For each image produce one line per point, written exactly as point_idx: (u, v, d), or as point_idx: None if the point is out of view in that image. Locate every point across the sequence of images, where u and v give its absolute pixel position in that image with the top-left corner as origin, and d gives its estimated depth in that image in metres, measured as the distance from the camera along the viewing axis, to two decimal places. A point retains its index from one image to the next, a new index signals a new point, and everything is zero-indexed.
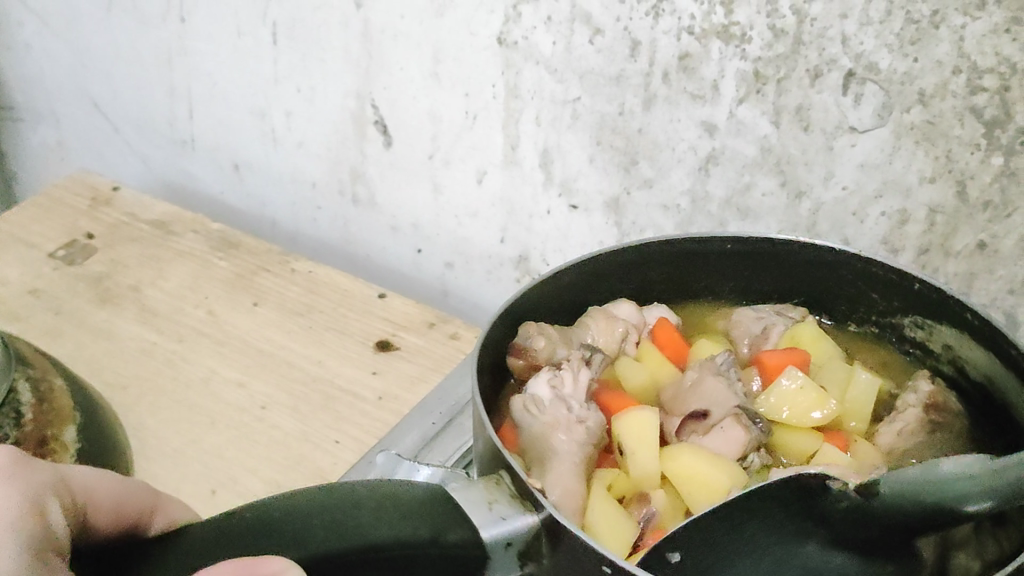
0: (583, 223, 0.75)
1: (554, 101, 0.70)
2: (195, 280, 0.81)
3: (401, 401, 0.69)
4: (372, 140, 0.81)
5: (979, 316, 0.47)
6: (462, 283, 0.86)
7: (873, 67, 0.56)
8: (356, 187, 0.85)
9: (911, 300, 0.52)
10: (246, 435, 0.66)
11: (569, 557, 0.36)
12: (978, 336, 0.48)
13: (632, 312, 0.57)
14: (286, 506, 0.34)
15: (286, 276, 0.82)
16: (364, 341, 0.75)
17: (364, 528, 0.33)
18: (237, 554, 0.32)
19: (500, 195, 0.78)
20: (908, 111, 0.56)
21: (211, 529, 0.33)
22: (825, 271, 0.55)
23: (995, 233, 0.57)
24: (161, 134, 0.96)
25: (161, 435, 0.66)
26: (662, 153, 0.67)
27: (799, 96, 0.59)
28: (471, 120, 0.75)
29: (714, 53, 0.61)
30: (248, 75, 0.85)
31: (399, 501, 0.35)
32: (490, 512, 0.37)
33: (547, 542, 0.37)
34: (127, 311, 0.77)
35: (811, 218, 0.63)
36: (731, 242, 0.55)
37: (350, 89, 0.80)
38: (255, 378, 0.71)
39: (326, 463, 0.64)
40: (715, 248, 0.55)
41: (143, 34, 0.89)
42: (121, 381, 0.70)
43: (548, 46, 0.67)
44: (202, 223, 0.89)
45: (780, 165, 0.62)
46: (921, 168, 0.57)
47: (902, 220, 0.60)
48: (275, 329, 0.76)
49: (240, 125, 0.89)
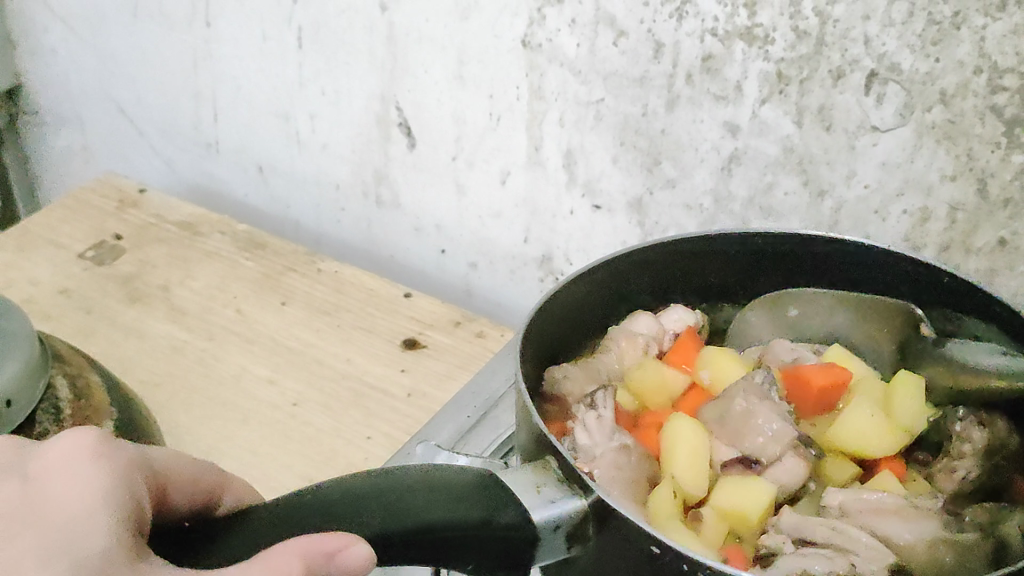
0: (607, 223, 0.76)
1: (578, 102, 0.71)
2: (223, 280, 0.82)
3: (430, 398, 0.70)
4: (396, 142, 0.83)
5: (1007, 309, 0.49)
6: (486, 284, 0.87)
7: (895, 67, 0.57)
8: (380, 189, 0.87)
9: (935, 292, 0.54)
10: (279, 431, 0.67)
11: (614, 538, 0.37)
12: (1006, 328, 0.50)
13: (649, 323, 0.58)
14: (343, 488, 0.35)
15: (313, 276, 0.84)
16: (391, 340, 0.77)
17: (418, 510, 0.35)
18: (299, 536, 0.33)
19: (523, 196, 0.79)
20: (930, 111, 0.57)
21: (273, 511, 0.34)
22: (855, 268, 0.57)
23: (1015, 231, 0.58)
24: (186, 138, 0.97)
25: (194, 431, 0.67)
26: (685, 153, 0.68)
27: (822, 96, 0.60)
28: (494, 122, 0.76)
29: (737, 54, 0.62)
30: (273, 79, 0.86)
31: (451, 483, 0.36)
32: (537, 494, 0.38)
33: (595, 525, 0.38)
34: (156, 310, 0.78)
35: (833, 217, 0.65)
36: (761, 239, 0.57)
37: (375, 92, 0.81)
38: (285, 376, 0.73)
39: (358, 458, 0.65)
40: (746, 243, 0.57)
41: (169, 39, 0.91)
42: (153, 378, 0.72)
43: (572, 49, 0.69)
44: (228, 225, 0.90)
45: (802, 165, 0.64)
46: (942, 166, 0.58)
47: (923, 219, 0.61)
48: (304, 328, 0.78)
49: (264, 129, 0.90)
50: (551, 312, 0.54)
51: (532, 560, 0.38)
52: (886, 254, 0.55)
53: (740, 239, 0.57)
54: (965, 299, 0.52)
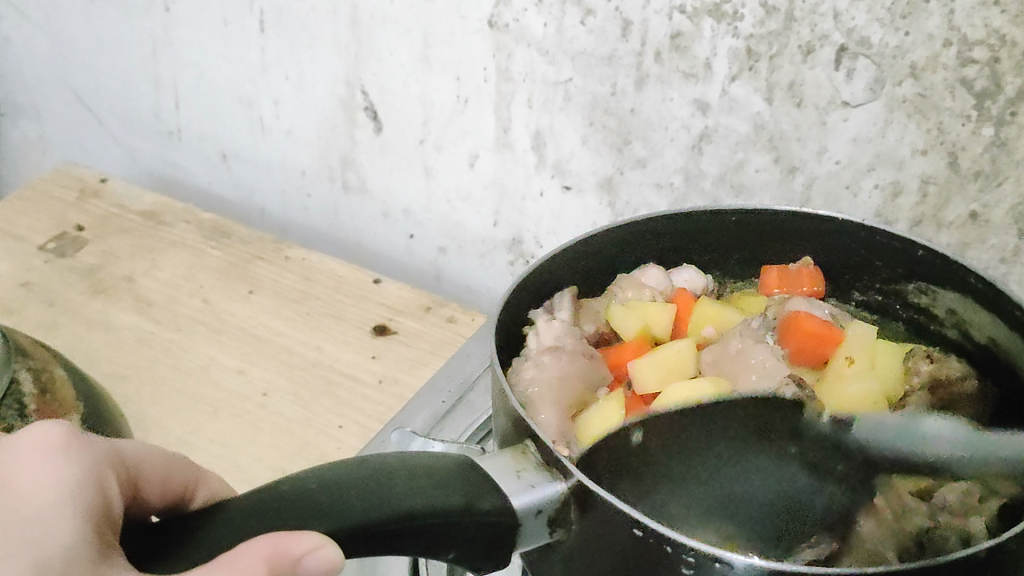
0: (577, 204, 0.75)
1: (546, 82, 0.70)
2: (189, 270, 0.81)
3: (402, 384, 0.70)
4: (362, 126, 0.81)
5: (983, 282, 0.49)
6: (455, 268, 0.86)
7: (865, 41, 0.56)
8: (347, 174, 0.86)
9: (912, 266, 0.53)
10: (249, 422, 0.66)
11: (596, 521, 0.37)
12: (982, 300, 0.49)
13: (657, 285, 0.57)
14: (320, 477, 0.34)
15: (280, 264, 0.82)
16: (361, 326, 0.76)
17: (398, 497, 0.34)
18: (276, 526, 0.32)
19: (492, 178, 0.78)
20: (900, 85, 0.57)
21: (249, 501, 0.33)
22: (834, 242, 0.56)
23: (986, 204, 0.58)
24: (147, 126, 0.96)
25: (163, 424, 0.66)
26: (655, 132, 0.68)
27: (792, 72, 0.60)
28: (462, 104, 0.75)
29: (706, 31, 0.61)
30: (234, 64, 0.85)
31: (430, 471, 0.35)
32: (519, 481, 0.37)
33: (572, 509, 0.37)
34: (122, 302, 0.77)
35: (805, 193, 0.64)
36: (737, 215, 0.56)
37: (339, 76, 0.80)
38: (255, 365, 0.71)
39: (330, 447, 0.64)
40: (721, 220, 0.56)
41: (127, 25, 0.89)
42: (120, 371, 0.70)
43: (539, 28, 0.68)
44: (192, 214, 0.89)
45: (773, 141, 0.63)
46: (913, 141, 0.58)
47: (895, 194, 0.61)
48: (272, 316, 0.76)
49: (227, 115, 0.89)
50: (524, 294, 0.53)
51: (514, 546, 0.37)
52: (861, 228, 0.54)
53: (716, 217, 0.57)
54: (942, 273, 0.51)
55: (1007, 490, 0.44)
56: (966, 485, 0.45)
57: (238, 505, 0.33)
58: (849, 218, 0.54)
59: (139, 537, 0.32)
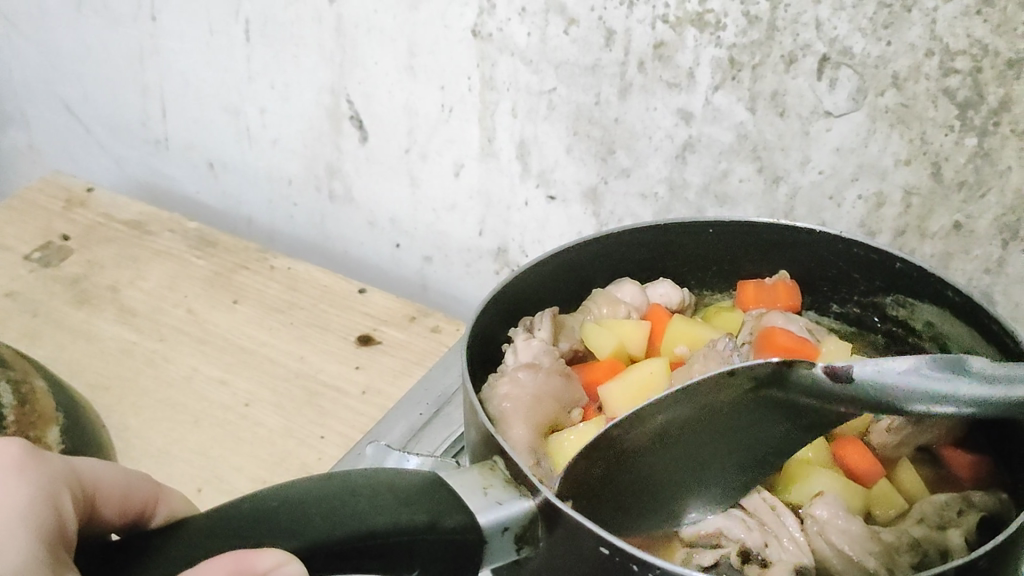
0: (562, 213, 0.75)
1: (530, 92, 0.70)
2: (174, 280, 0.81)
3: (384, 395, 0.69)
4: (348, 135, 0.81)
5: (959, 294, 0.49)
6: (441, 277, 0.86)
7: (848, 51, 0.56)
8: (333, 183, 0.85)
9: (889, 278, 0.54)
10: (230, 432, 0.66)
11: (561, 539, 0.37)
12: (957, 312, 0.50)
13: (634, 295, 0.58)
14: (284, 496, 0.34)
15: (265, 273, 0.82)
16: (345, 337, 0.75)
17: (362, 516, 0.33)
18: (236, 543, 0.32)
19: (477, 187, 0.78)
20: (883, 95, 0.56)
21: (211, 518, 0.33)
22: (813, 253, 0.56)
23: (970, 214, 0.57)
24: (134, 135, 0.96)
25: (144, 434, 0.66)
26: (638, 142, 0.67)
27: (775, 82, 0.59)
28: (446, 113, 0.75)
29: (689, 40, 0.61)
30: (220, 73, 0.85)
31: (396, 489, 0.35)
32: (487, 499, 0.37)
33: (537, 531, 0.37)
34: (106, 312, 0.77)
35: (788, 204, 0.64)
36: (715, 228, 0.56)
37: (325, 85, 0.79)
38: (238, 376, 0.71)
39: (311, 458, 0.64)
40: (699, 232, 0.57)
41: (114, 33, 0.88)
42: (101, 381, 0.70)
43: (523, 38, 0.68)
44: (178, 224, 0.89)
45: (757, 151, 0.63)
46: (896, 151, 0.58)
47: (878, 204, 0.60)
48: (256, 326, 0.76)
49: (213, 123, 0.89)
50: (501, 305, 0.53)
51: (480, 563, 0.37)
52: (839, 240, 0.54)
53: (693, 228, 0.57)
54: (919, 285, 0.52)
55: (982, 505, 0.47)
56: (943, 503, 0.47)
57: (191, 528, 0.33)
58: (828, 231, 0.54)
59: (93, 556, 0.32)
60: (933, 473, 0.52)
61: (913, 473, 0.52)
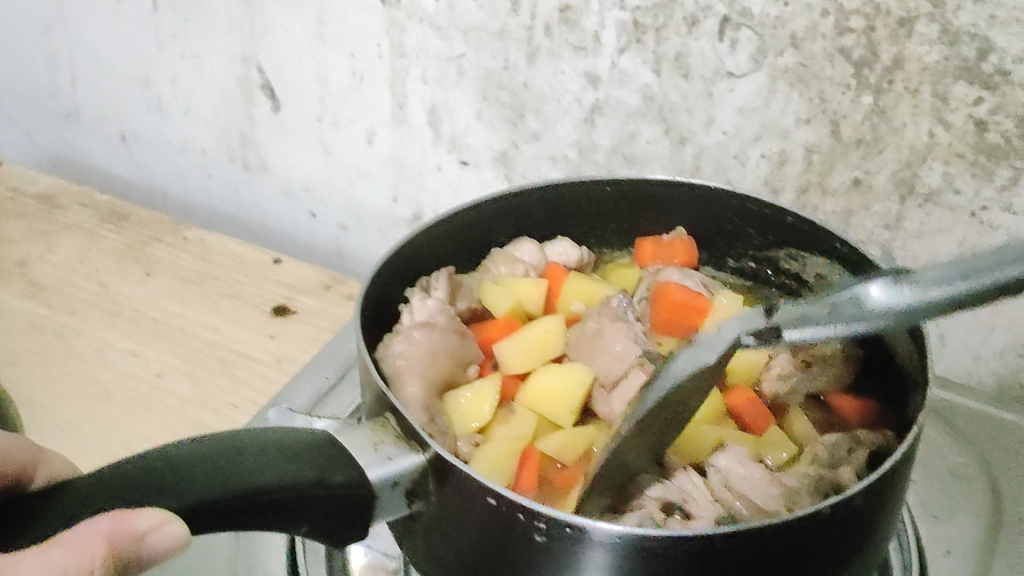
0: (475, 178, 0.75)
1: (439, 57, 0.70)
2: (85, 253, 0.80)
3: (298, 363, 0.69)
4: (261, 104, 0.81)
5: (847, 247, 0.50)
6: (358, 246, 0.86)
7: (747, 12, 0.56)
8: (247, 153, 0.85)
9: (783, 235, 0.55)
10: (140, 404, 0.66)
11: (450, 493, 0.37)
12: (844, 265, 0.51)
13: (533, 253, 0.59)
14: (167, 454, 0.34)
15: (179, 245, 0.82)
16: (260, 307, 0.75)
17: (247, 474, 0.33)
18: (112, 505, 0.32)
19: (390, 154, 0.78)
20: (782, 55, 0.57)
21: (90, 479, 0.33)
22: (710, 209, 0.57)
23: (868, 170, 0.59)
24: (46, 107, 0.94)
25: (53, 408, 0.65)
26: (547, 105, 0.68)
27: (678, 44, 0.60)
28: (357, 81, 0.75)
29: (593, 3, 0.61)
30: (131, 43, 0.83)
31: (285, 446, 0.35)
32: (380, 457, 0.37)
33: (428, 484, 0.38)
34: (14, 286, 0.76)
35: (694, 163, 0.65)
36: (612, 186, 0.57)
37: (235, 54, 0.79)
38: (150, 347, 0.71)
39: (223, 426, 0.64)
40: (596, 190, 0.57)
41: (21, 4, 0.87)
42: (10, 356, 0.69)
43: (430, 3, 0.67)
44: (91, 196, 0.88)
45: (662, 112, 0.63)
46: (796, 109, 0.58)
47: (781, 162, 0.61)
48: (169, 298, 0.76)
49: (126, 94, 0.88)
50: (398, 266, 0.53)
51: (371, 518, 0.38)
52: (734, 197, 0.55)
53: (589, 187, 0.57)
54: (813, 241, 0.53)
55: (871, 444, 0.47)
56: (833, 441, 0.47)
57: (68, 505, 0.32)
58: (725, 188, 0.55)
59: None
60: (823, 420, 0.53)
61: (804, 419, 0.53)
